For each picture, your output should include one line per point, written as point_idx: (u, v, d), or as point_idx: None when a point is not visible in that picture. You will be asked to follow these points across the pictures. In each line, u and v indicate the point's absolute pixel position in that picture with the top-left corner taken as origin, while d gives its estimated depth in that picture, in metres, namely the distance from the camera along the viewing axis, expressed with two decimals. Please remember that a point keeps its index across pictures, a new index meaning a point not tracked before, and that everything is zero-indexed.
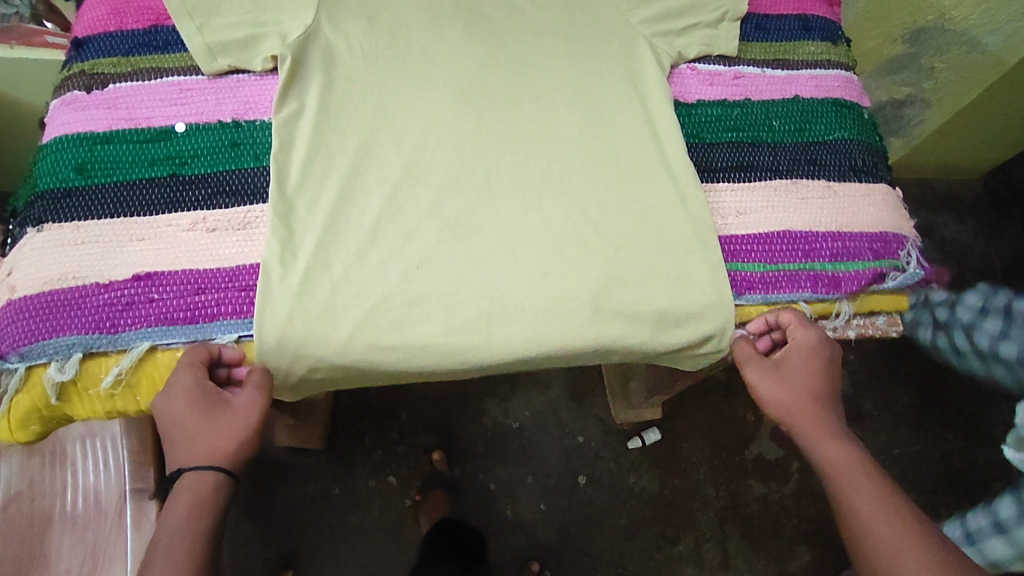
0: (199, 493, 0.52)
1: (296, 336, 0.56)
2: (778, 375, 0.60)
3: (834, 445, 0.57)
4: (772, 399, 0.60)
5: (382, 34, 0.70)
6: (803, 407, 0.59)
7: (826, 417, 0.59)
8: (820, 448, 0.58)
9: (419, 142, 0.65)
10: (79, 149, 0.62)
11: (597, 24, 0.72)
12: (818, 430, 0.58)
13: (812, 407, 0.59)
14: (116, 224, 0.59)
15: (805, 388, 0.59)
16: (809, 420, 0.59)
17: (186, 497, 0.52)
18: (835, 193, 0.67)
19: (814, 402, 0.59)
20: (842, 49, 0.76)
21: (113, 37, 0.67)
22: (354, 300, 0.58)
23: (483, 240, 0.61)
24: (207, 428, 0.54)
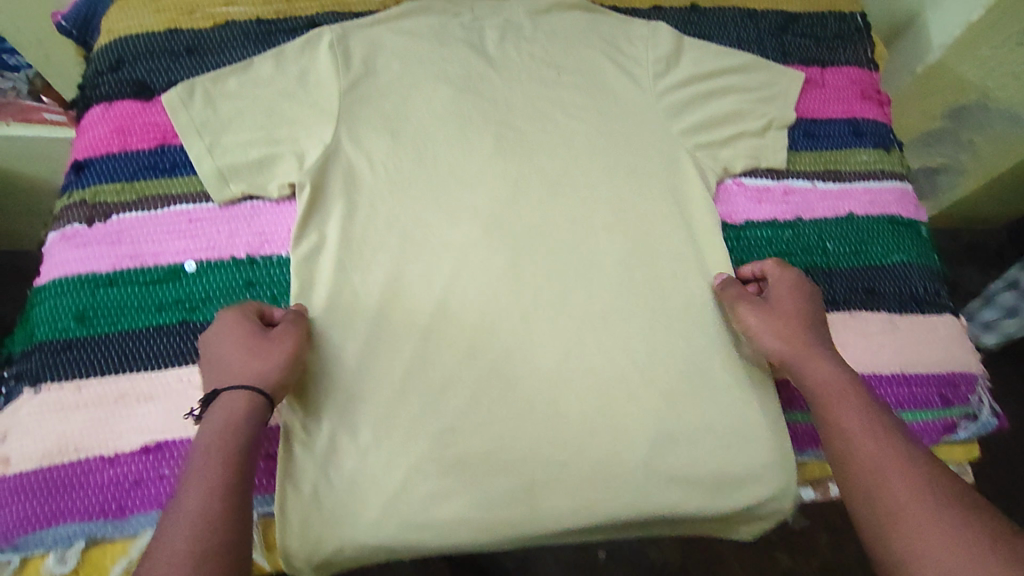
0: (233, 413, 0.48)
1: (329, 512, 0.53)
2: (763, 308, 0.58)
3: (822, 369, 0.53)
4: (760, 333, 0.57)
5: (406, 152, 0.65)
6: (790, 335, 0.56)
7: (813, 344, 0.55)
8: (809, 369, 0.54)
9: (450, 277, 0.61)
10: (80, 295, 0.56)
11: (636, 135, 0.68)
12: (804, 351, 0.55)
13: (799, 331, 0.56)
14: (121, 382, 0.54)
15: (790, 318, 0.57)
16: (797, 347, 0.55)
17: (222, 421, 0.47)
18: (896, 328, 0.63)
19: (800, 328, 0.56)
20: (895, 156, 0.71)
21: (116, 159, 0.62)
22: (386, 473, 0.53)
23: (521, 396, 0.57)
24: (245, 355, 0.50)
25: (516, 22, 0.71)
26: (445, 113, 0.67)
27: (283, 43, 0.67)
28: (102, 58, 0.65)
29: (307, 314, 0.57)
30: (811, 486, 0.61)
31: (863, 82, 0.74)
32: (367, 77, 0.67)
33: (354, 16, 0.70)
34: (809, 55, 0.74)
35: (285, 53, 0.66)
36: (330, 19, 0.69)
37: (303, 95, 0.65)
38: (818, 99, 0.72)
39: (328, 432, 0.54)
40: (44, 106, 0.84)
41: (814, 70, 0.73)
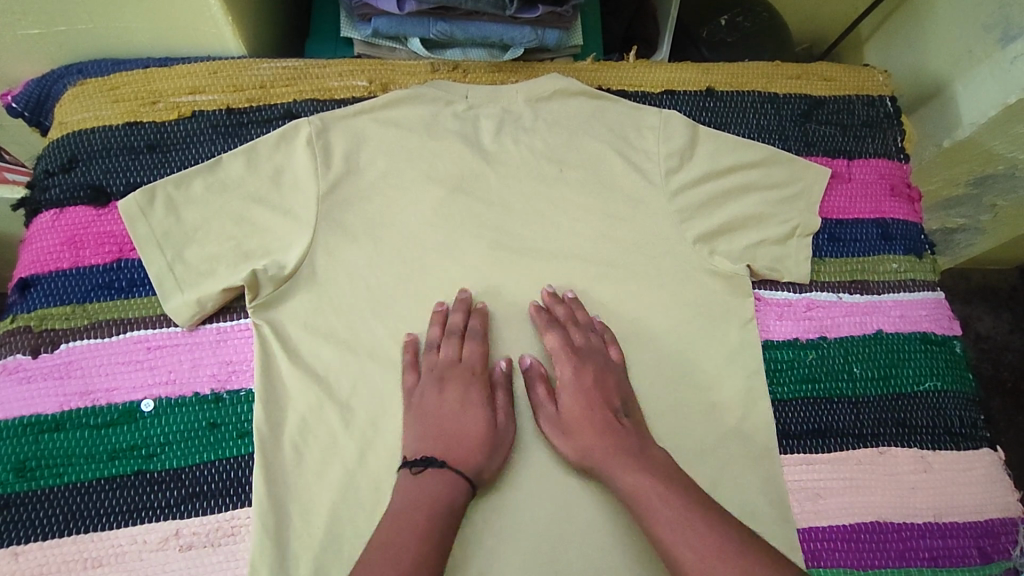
0: (450, 500, 0.49)
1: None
2: (575, 385, 0.55)
3: (630, 474, 0.50)
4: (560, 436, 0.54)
5: (390, 262, 0.59)
6: (581, 431, 0.53)
7: (617, 428, 0.53)
8: (616, 478, 0.50)
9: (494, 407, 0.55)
10: (21, 442, 0.50)
11: (646, 244, 0.61)
12: (624, 458, 0.51)
13: (603, 416, 0.53)
14: (66, 546, 0.48)
15: (597, 402, 0.54)
16: (603, 450, 0.52)
17: (423, 495, 0.48)
18: (929, 466, 0.57)
19: (587, 412, 0.54)
20: (927, 262, 0.65)
21: (66, 278, 0.56)
22: None
23: (514, 552, 0.52)
24: (464, 412, 0.53)
25: (515, 112, 0.65)
26: (434, 219, 0.60)
27: (257, 137, 0.61)
28: (54, 156, 0.59)
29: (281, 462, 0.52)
30: None
31: (893, 175, 0.68)
32: (348, 176, 0.60)
33: (335, 104, 0.64)
34: (834, 146, 0.68)
35: (256, 148, 0.59)
36: (310, 108, 0.63)
37: (276, 199, 0.59)
38: (845, 195, 0.66)
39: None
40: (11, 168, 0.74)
41: (839, 162, 0.67)
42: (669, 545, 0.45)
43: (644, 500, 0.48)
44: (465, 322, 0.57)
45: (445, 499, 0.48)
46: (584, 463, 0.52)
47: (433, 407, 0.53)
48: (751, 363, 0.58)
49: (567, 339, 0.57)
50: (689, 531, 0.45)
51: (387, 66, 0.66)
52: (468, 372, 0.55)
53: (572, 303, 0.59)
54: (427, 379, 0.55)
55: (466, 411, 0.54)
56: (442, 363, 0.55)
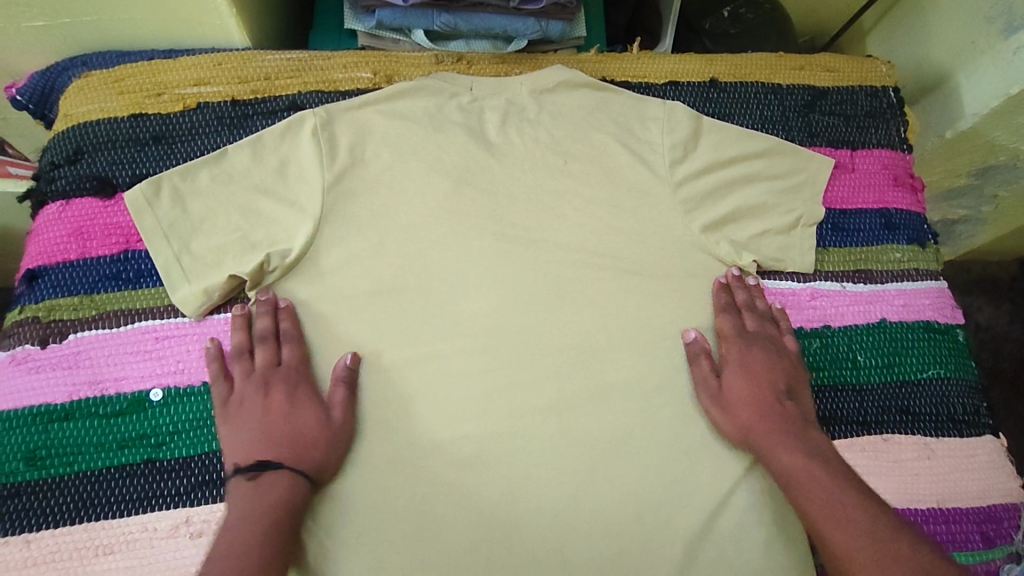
0: (285, 501, 0.48)
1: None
2: (742, 367, 0.57)
3: (793, 454, 0.52)
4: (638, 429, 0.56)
5: (396, 252, 0.59)
6: (748, 408, 0.55)
7: (782, 406, 0.55)
8: (775, 455, 0.52)
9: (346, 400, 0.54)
10: (31, 431, 0.51)
11: (650, 234, 0.62)
12: (781, 437, 0.53)
13: (769, 397, 0.56)
14: (78, 534, 0.49)
15: (768, 383, 0.56)
16: (763, 427, 0.54)
17: (265, 500, 0.48)
18: (932, 453, 0.57)
19: (758, 397, 0.55)
20: (930, 252, 0.66)
21: (74, 269, 0.56)
22: None
23: (522, 537, 0.52)
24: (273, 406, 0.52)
25: (519, 103, 0.65)
26: (439, 210, 0.61)
27: (262, 129, 0.61)
28: (60, 148, 0.59)
29: None
30: None
31: (896, 165, 0.68)
32: (354, 167, 0.60)
33: (340, 95, 0.64)
34: (837, 136, 0.68)
35: (262, 140, 0.59)
36: (315, 99, 0.64)
37: (282, 190, 0.59)
38: (848, 185, 0.66)
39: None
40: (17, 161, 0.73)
41: (843, 152, 0.67)
42: (819, 514, 0.48)
43: (813, 478, 0.50)
44: (274, 324, 0.55)
45: (267, 501, 0.48)
46: (742, 441, 0.55)
47: (258, 414, 0.52)
48: None
49: (739, 323, 0.59)
50: (840, 494, 0.49)
51: (391, 58, 0.66)
52: (289, 373, 0.54)
53: (754, 288, 0.61)
54: (245, 384, 0.53)
55: (296, 409, 0.53)
56: (257, 368, 0.54)
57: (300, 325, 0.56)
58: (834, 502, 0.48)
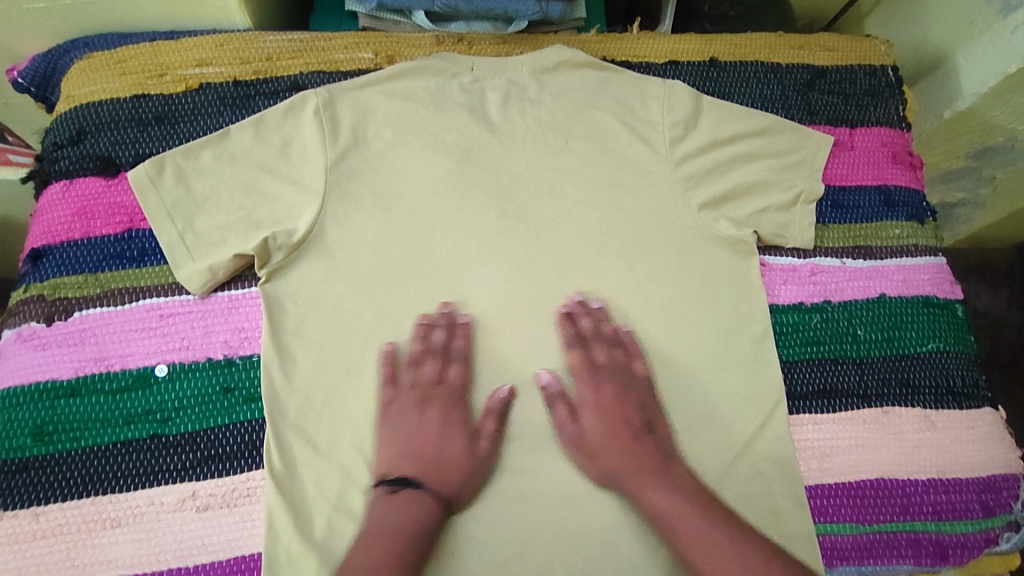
0: (423, 522, 0.49)
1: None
2: (594, 406, 0.55)
3: (661, 492, 0.51)
4: (585, 457, 0.54)
5: (398, 230, 0.59)
6: (606, 451, 0.54)
7: (640, 445, 0.53)
8: (647, 495, 0.51)
9: (496, 428, 0.55)
10: (38, 406, 0.51)
11: (651, 212, 0.62)
12: (650, 477, 0.52)
13: (625, 434, 0.54)
14: (85, 507, 0.49)
15: (622, 417, 0.55)
16: (626, 463, 0.53)
17: (392, 520, 0.49)
18: (932, 425, 0.58)
19: (614, 433, 0.54)
20: (929, 228, 0.66)
21: (78, 247, 0.56)
22: None
23: (526, 510, 0.53)
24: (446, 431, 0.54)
25: (520, 83, 0.65)
26: (440, 190, 0.61)
27: (264, 109, 0.61)
28: (62, 129, 0.60)
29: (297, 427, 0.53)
30: None
31: (895, 143, 0.69)
32: (356, 146, 0.61)
33: (341, 76, 0.64)
34: (836, 114, 0.68)
35: (264, 120, 0.60)
36: (316, 80, 0.64)
37: (285, 169, 0.59)
38: (847, 163, 0.67)
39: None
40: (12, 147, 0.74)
41: (842, 130, 0.68)
42: (687, 548, 0.48)
43: (680, 518, 0.49)
44: (448, 341, 0.57)
45: (403, 518, 0.49)
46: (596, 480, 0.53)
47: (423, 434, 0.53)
48: (756, 327, 0.59)
49: (588, 357, 0.57)
50: (704, 531, 0.48)
51: (392, 39, 0.67)
52: (449, 395, 0.55)
53: (598, 312, 0.59)
54: (408, 397, 0.55)
55: (448, 434, 0.54)
56: (424, 382, 0.55)
57: (474, 346, 0.57)
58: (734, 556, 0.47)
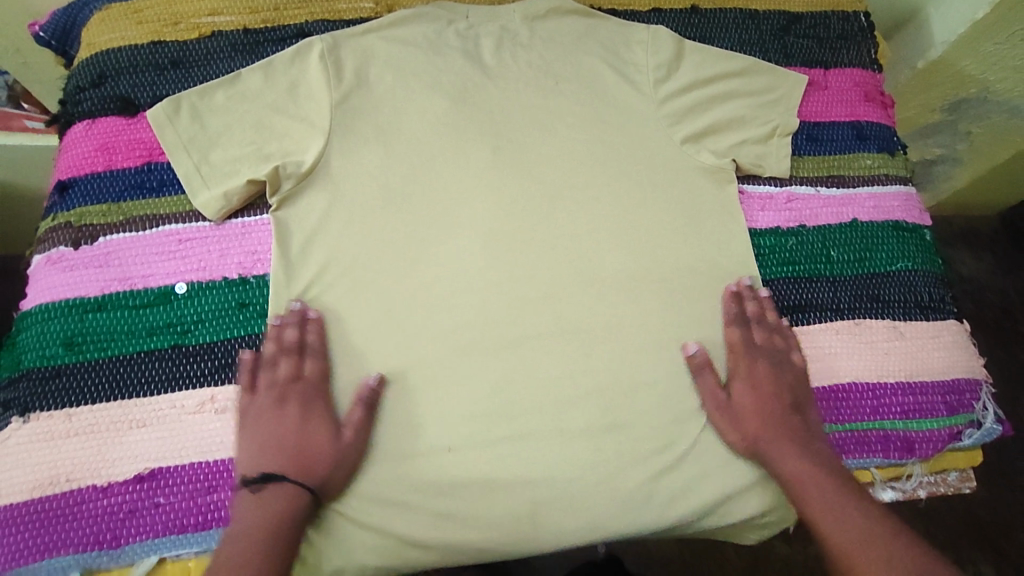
0: (286, 516, 0.50)
1: (335, 547, 0.54)
2: (749, 379, 0.58)
3: (794, 458, 0.55)
4: (727, 422, 0.57)
5: (398, 164, 0.63)
6: (755, 422, 0.57)
7: (788, 419, 0.57)
8: (784, 461, 0.55)
9: (363, 418, 0.55)
10: (68, 320, 0.55)
11: (637, 146, 0.66)
12: (796, 445, 0.55)
13: (781, 407, 0.57)
14: (114, 409, 0.53)
15: (775, 393, 0.58)
16: (767, 434, 0.56)
17: (265, 513, 0.49)
18: (902, 335, 0.62)
19: (770, 408, 0.57)
20: (899, 159, 0.70)
21: (101, 179, 0.60)
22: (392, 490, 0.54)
23: (522, 412, 0.57)
24: (299, 426, 0.53)
25: (512, 29, 0.69)
26: (439, 127, 0.65)
27: (272, 54, 0.65)
28: (84, 74, 0.64)
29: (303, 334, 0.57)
30: (885, 487, 0.59)
31: (867, 83, 0.73)
32: (359, 87, 0.65)
33: (344, 24, 0.68)
34: (811, 56, 0.73)
35: (273, 63, 0.64)
36: (320, 28, 0.68)
37: (293, 108, 0.63)
38: (822, 100, 0.71)
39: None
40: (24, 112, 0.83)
41: (816, 71, 0.72)
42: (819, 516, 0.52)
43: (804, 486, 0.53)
44: (301, 336, 0.56)
45: (269, 512, 0.49)
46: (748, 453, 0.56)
47: (276, 431, 0.53)
48: (737, 248, 0.63)
49: (586, 277, 0.61)
50: (833, 500, 0.52)
51: None
52: (306, 391, 0.55)
53: (593, 274, 0.62)
54: (269, 396, 0.54)
55: (307, 427, 0.54)
56: (280, 381, 0.54)
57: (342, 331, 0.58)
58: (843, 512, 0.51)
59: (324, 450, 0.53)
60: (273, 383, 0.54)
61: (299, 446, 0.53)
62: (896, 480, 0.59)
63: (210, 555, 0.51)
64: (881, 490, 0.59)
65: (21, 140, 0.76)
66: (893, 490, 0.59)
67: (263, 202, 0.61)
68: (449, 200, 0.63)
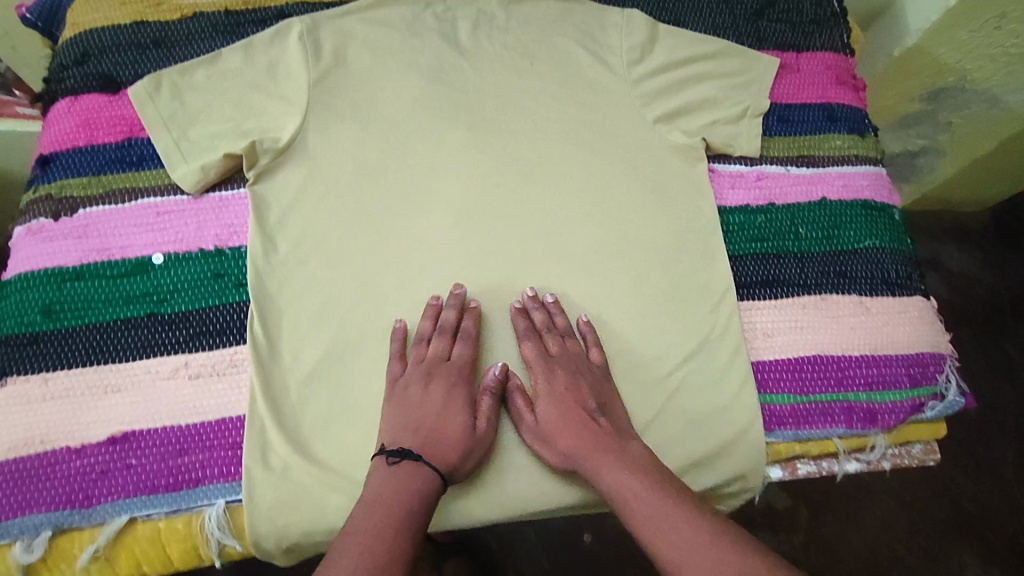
0: (426, 495, 0.49)
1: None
2: (551, 396, 0.56)
3: (616, 472, 0.51)
4: (545, 443, 0.55)
5: (374, 141, 0.64)
6: (564, 435, 0.54)
7: (593, 427, 0.54)
8: (607, 479, 0.51)
9: (492, 406, 0.56)
10: (46, 288, 0.56)
11: (610, 126, 0.67)
12: (593, 452, 0.53)
13: (580, 415, 0.55)
14: (90, 374, 0.54)
15: (575, 403, 0.55)
16: (582, 450, 0.53)
17: (405, 490, 0.48)
18: (867, 310, 0.63)
19: (591, 421, 0.54)
20: (869, 141, 0.71)
21: (82, 153, 0.61)
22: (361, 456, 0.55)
23: (491, 382, 0.58)
24: (457, 406, 0.55)
25: (489, 12, 0.71)
26: (414, 105, 0.66)
27: (252, 35, 0.67)
28: (67, 53, 0.65)
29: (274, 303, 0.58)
30: (850, 458, 0.60)
31: (838, 66, 0.74)
32: (337, 68, 0.66)
33: (324, 6, 0.70)
34: (784, 41, 0.74)
35: (253, 44, 0.65)
36: (300, 10, 0.69)
37: (272, 87, 0.64)
38: (793, 83, 0.72)
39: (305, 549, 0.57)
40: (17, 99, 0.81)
41: (788, 54, 0.73)
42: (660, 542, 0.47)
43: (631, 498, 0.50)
44: (458, 320, 0.58)
45: (413, 490, 0.49)
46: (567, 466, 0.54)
47: (418, 413, 0.53)
48: (706, 224, 0.65)
49: (557, 251, 0.63)
50: (658, 511, 0.48)
51: None
52: (456, 370, 0.56)
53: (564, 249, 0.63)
54: (415, 374, 0.55)
55: (449, 409, 0.54)
56: (433, 359, 0.56)
57: (403, 304, 0.59)
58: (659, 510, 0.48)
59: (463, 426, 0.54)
60: (353, 369, 0.57)
61: (418, 427, 0.53)
62: (861, 451, 0.60)
63: (180, 516, 0.52)
64: (845, 462, 0.60)
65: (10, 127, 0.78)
66: (858, 462, 0.60)
67: (240, 176, 0.62)
68: (424, 177, 0.64)
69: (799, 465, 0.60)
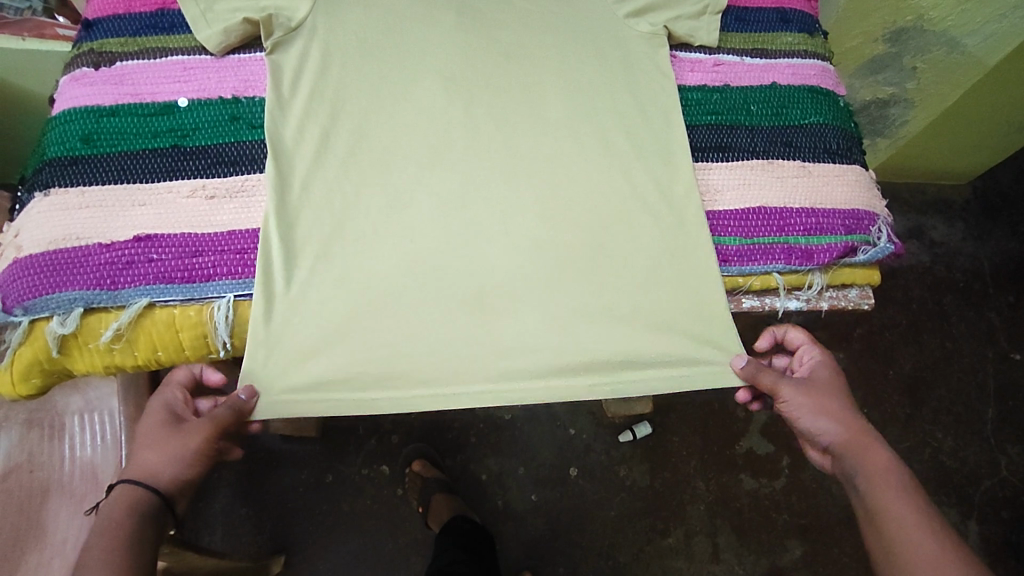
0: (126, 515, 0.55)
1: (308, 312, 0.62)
2: (827, 388, 0.64)
3: (879, 459, 0.60)
4: (815, 413, 0.62)
5: (375, 23, 0.73)
6: (837, 416, 0.62)
7: (866, 428, 0.62)
8: (865, 459, 0.60)
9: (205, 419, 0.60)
10: (86, 122, 0.65)
11: (583, 20, 0.76)
12: (864, 444, 0.61)
13: (853, 414, 0.63)
14: (120, 190, 0.62)
15: (854, 407, 0.64)
16: (854, 433, 0.61)
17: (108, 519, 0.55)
18: (809, 173, 0.71)
19: (853, 420, 0.62)
20: (818, 41, 0.79)
21: (121, 19, 0.70)
22: (358, 269, 0.64)
23: (473, 215, 0.67)
24: (153, 438, 0.59)
25: None
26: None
27: None
28: None
29: (279, 143, 0.66)
30: (795, 297, 0.70)
31: None
32: None
33: None
34: None
35: None
36: None
37: None
38: None
39: (288, 367, 0.61)
40: (56, 23, 0.92)
41: None
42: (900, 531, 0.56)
43: (896, 481, 0.58)
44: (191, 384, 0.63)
45: (108, 520, 0.55)
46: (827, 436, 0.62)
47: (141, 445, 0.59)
48: (667, 99, 0.73)
49: (534, 121, 0.71)
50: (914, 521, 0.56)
51: None
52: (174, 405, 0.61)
53: (539, 120, 0.71)
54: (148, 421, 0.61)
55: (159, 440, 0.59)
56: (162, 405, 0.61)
57: (396, 159, 0.68)
58: (902, 493, 0.58)
59: (160, 451, 0.58)
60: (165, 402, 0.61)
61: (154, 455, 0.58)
62: (800, 290, 0.70)
63: (193, 303, 0.61)
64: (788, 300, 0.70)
65: (53, 46, 0.86)
66: (797, 299, 0.70)
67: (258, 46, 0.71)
68: (415, 57, 0.72)
69: (744, 299, 0.69)
